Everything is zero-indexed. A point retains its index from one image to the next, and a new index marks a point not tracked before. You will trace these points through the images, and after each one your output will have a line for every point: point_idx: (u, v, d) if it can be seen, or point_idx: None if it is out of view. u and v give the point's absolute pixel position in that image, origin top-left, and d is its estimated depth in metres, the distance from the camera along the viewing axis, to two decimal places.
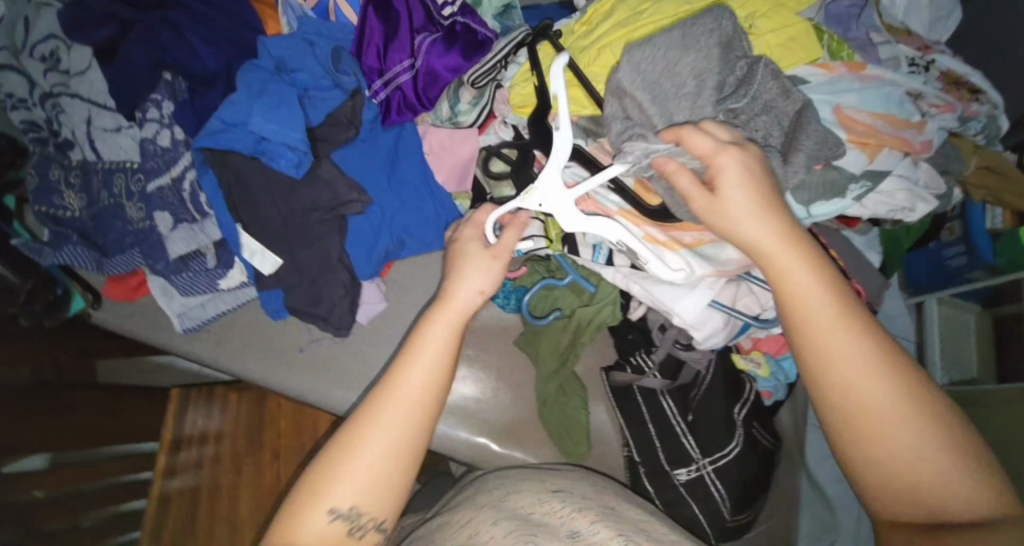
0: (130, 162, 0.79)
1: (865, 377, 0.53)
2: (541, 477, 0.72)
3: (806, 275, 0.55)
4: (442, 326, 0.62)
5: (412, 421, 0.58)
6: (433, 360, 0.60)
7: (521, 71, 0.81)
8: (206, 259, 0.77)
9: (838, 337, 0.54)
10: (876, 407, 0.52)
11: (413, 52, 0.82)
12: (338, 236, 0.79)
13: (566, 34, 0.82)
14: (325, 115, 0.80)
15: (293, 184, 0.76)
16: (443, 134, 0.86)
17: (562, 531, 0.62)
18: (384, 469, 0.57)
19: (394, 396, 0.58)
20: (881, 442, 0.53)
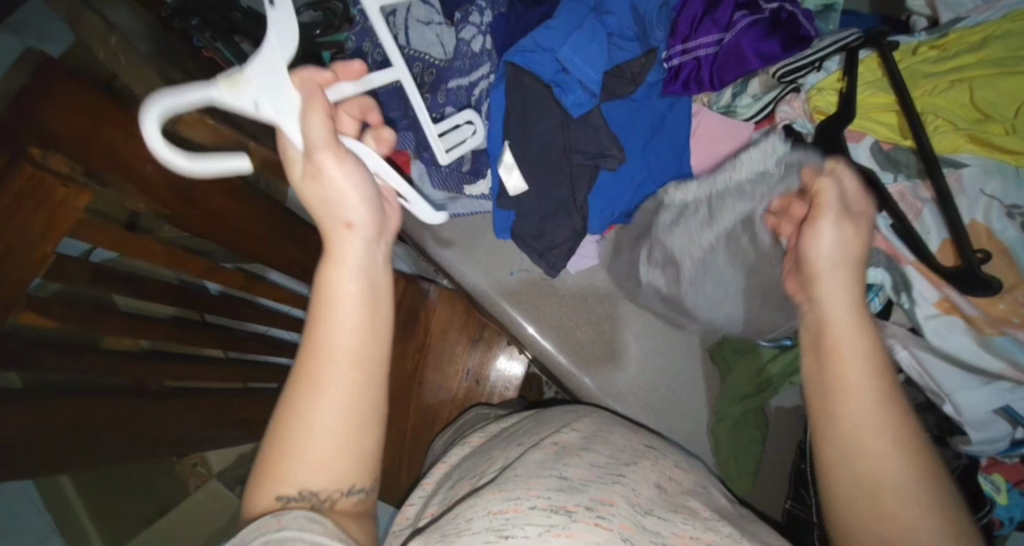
0: (430, 54, 0.86)
1: (891, 451, 0.47)
2: (632, 430, 0.74)
3: (863, 340, 0.50)
4: (347, 268, 0.48)
5: (358, 361, 0.46)
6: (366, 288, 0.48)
7: (829, 79, 0.76)
8: (464, 163, 0.85)
9: (859, 375, 0.48)
10: (886, 479, 0.47)
11: (726, 27, 0.77)
12: (587, 184, 0.80)
13: (907, 52, 0.73)
14: (619, 62, 0.79)
15: (567, 121, 0.78)
16: (714, 119, 0.83)
17: (650, 479, 0.63)
18: (362, 427, 0.46)
19: (331, 344, 0.45)
20: (887, 495, 0.46)
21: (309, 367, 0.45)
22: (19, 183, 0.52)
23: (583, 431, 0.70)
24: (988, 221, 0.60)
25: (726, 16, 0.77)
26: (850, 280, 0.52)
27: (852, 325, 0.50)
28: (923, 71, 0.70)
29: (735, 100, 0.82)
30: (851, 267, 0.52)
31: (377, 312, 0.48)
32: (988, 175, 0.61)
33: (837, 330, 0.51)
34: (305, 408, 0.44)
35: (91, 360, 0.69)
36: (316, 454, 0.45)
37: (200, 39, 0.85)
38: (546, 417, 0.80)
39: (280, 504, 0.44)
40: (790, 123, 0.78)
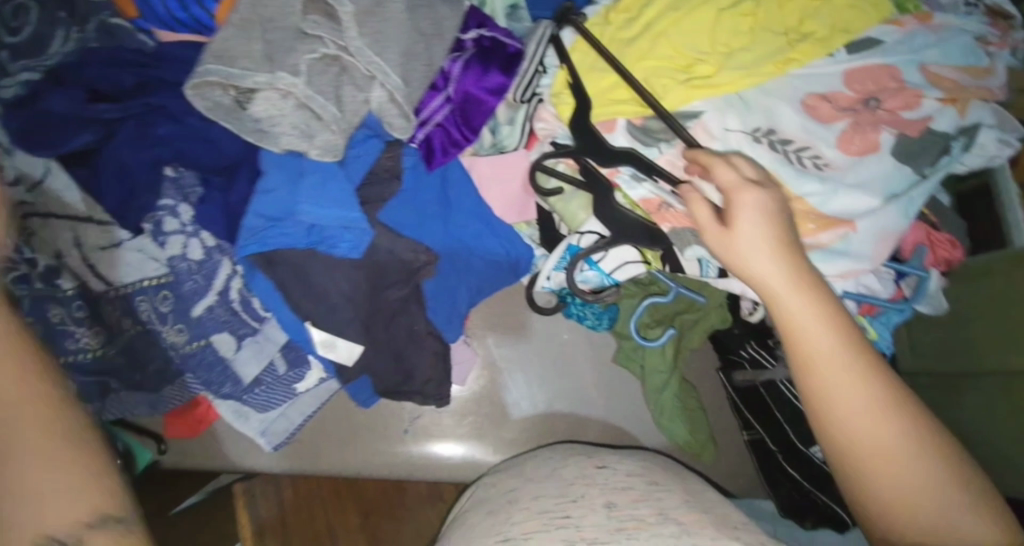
0: (146, 280, 0.66)
1: (877, 410, 0.58)
2: (587, 454, 0.68)
3: (801, 299, 0.60)
4: None
5: (42, 488, 0.41)
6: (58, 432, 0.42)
7: (559, 79, 0.73)
8: (277, 367, 0.70)
9: (861, 399, 0.59)
10: (864, 439, 0.58)
11: (446, 81, 0.73)
12: (417, 306, 0.72)
13: (602, 24, 0.73)
14: (364, 172, 0.69)
15: (356, 265, 0.67)
16: (491, 165, 0.78)
17: (598, 502, 0.59)
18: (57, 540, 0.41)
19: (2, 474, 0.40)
20: (850, 427, 0.59)
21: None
22: None
23: (540, 476, 0.64)
24: (748, 154, 0.65)
25: (439, 72, 0.72)
26: (781, 263, 0.60)
27: (876, 404, 0.58)
28: (626, 38, 0.71)
29: (496, 136, 0.76)
30: (773, 234, 0.60)
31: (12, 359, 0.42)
32: (722, 115, 0.66)
33: (772, 285, 0.61)
34: None
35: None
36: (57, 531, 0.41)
37: None
38: (511, 462, 0.73)
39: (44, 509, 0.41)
40: (555, 137, 0.76)
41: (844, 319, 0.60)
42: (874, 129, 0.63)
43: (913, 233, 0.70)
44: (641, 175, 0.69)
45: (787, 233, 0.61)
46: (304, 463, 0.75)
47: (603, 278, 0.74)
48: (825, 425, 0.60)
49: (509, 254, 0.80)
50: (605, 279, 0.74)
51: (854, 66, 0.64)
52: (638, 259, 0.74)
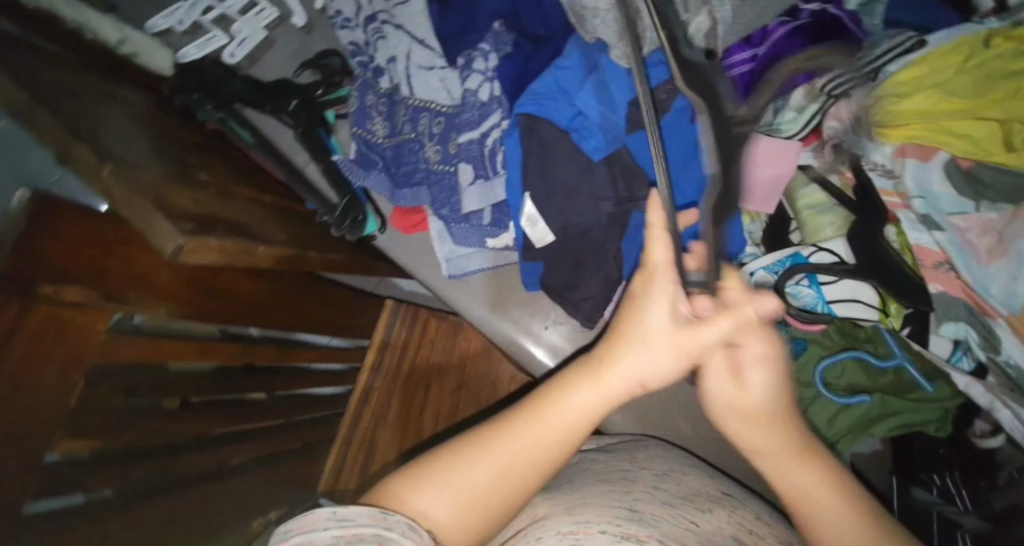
0: (436, 101, 0.80)
1: (798, 464, 0.55)
2: (705, 472, 0.66)
3: (724, 382, 0.55)
4: (591, 397, 0.54)
5: (565, 446, 0.53)
6: (589, 407, 0.53)
7: (892, 84, 0.65)
8: (484, 215, 0.79)
9: (835, 508, 0.53)
10: (815, 497, 0.54)
11: (762, 41, 0.70)
12: (619, 230, 0.73)
13: (971, 46, 0.63)
14: (640, 93, 0.72)
15: (591, 164, 0.72)
16: (756, 141, 0.73)
17: (713, 528, 0.54)
18: (557, 451, 0.53)
19: (563, 408, 0.53)
20: (823, 516, 0.53)
21: (531, 414, 0.54)
22: (38, 323, 0.51)
23: (653, 468, 0.63)
24: None
25: (761, 29, 0.70)
26: (773, 366, 0.54)
27: (817, 490, 0.54)
28: (1001, 68, 0.61)
29: (778, 116, 0.72)
30: (773, 421, 0.55)
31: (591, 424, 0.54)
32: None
33: (765, 414, 0.55)
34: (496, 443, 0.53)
35: (140, 468, 0.68)
36: (507, 465, 0.52)
37: (201, 115, 0.82)
38: (612, 447, 0.71)
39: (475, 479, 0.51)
40: (840, 141, 0.70)
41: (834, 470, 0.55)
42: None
43: None
44: (934, 221, 0.59)
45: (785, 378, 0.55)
46: (457, 302, 0.84)
47: (819, 302, 0.66)
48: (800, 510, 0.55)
49: None
50: (820, 304, 0.66)
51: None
52: (874, 305, 0.64)
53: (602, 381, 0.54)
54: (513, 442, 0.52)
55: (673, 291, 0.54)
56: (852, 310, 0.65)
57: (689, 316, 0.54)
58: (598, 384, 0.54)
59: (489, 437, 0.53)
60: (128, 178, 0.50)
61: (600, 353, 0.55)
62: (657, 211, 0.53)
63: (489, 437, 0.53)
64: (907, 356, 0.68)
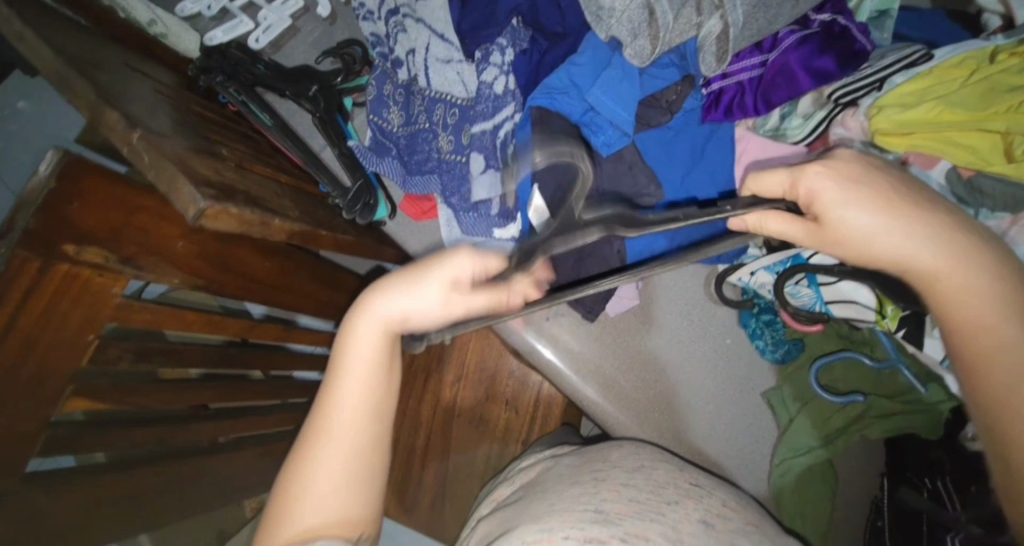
0: (452, 94, 0.84)
1: (977, 311, 0.50)
2: (676, 466, 0.65)
3: (919, 242, 0.50)
4: (365, 341, 0.57)
5: (360, 423, 0.56)
6: (369, 377, 0.57)
7: (894, 95, 0.68)
8: (491, 206, 0.80)
9: (1007, 325, 0.50)
10: (996, 333, 0.50)
11: (771, 48, 0.73)
12: (624, 225, 0.75)
13: (979, 61, 0.65)
14: (650, 93, 0.74)
15: (598, 159, 0.74)
16: (760, 145, 0.77)
17: (691, 515, 0.54)
18: (353, 453, 0.55)
19: (332, 409, 0.56)
20: (982, 341, 0.51)
21: (318, 434, 0.55)
22: (56, 281, 0.53)
23: (624, 465, 0.63)
24: None
25: (771, 36, 0.72)
26: (919, 219, 0.50)
27: (975, 277, 0.50)
28: (1007, 82, 0.62)
29: (783, 121, 0.75)
30: (943, 246, 0.50)
31: (384, 367, 0.57)
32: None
33: (937, 278, 0.50)
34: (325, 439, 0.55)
35: (136, 433, 0.70)
36: (323, 492, 0.54)
37: (223, 95, 0.85)
38: (595, 447, 0.72)
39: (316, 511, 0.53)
40: (846, 147, 0.71)
41: (942, 228, 0.50)
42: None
43: None
44: None
45: (906, 191, 0.52)
46: None
47: (816, 303, 0.69)
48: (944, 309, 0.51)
49: None
50: (819, 304, 0.67)
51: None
52: (869, 306, 0.65)
53: (383, 335, 0.57)
54: (311, 457, 0.55)
55: (443, 269, 0.56)
56: (850, 312, 0.67)
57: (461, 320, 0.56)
58: (354, 338, 0.57)
59: (314, 442, 0.55)
60: (153, 143, 0.52)
61: (353, 314, 0.58)
62: (454, 246, 0.57)
63: (308, 449, 0.55)
64: (903, 359, 0.70)
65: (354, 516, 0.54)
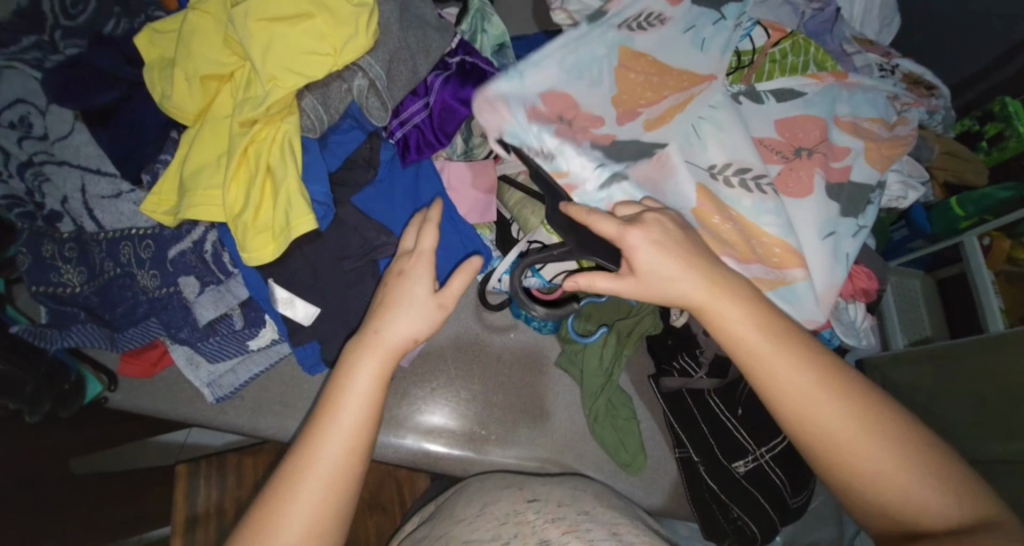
0: (136, 228, 0.73)
1: (817, 400, 0.57)
2: (518, 488, 0.68)
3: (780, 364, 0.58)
4: (371, 367, 0.59)
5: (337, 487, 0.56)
6: (364, 398, 0.58)
7: None
8: (234, 320, 0.75)
9: (801, 378, 0.58)
10: (834, 428, 0.57)
11: (426, 91, 0.83)
12: (373, 281, 0.76)
13: None
14: (343, 159, 0.78)
15: (319, 233, 0.74)
16: (460, 168, 0.87)
17: (531, 538, 0.57)
18: (332, 485, 0.56)
19: (313, 468, 0.56)
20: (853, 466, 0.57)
21: (284, 491, 0.55)
22: None
23: (467, 515, 0.63)
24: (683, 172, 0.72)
25: (422, 83, 0.82)
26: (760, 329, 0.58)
27: (785, 374, 0.58)
28: None
29: (468, 144, 0.86)
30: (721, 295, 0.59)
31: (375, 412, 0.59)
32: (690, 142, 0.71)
33: (803, 403, 0.58)
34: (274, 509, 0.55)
35: None
36: (289, 545, 0.54)
37: None
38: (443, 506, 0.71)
39: None
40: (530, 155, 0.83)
41: (740, 296, 0.60)
42: (808, 173, 0.71)
43: None
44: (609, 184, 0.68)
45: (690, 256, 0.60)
46: (242, 420, 0.77)
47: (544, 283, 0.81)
48: (754, 365, 0.58)
49: (470, 250, 0.85)
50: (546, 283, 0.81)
51: (795, 124, 0.74)
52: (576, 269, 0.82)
53: (376, 349, 0.59)
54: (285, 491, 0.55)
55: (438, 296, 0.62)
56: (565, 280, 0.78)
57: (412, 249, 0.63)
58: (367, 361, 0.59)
59: (283, 493, 0.55)
60: None
61: (367, 330, 0.61)
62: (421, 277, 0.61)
63: (262, 520, 0.55)
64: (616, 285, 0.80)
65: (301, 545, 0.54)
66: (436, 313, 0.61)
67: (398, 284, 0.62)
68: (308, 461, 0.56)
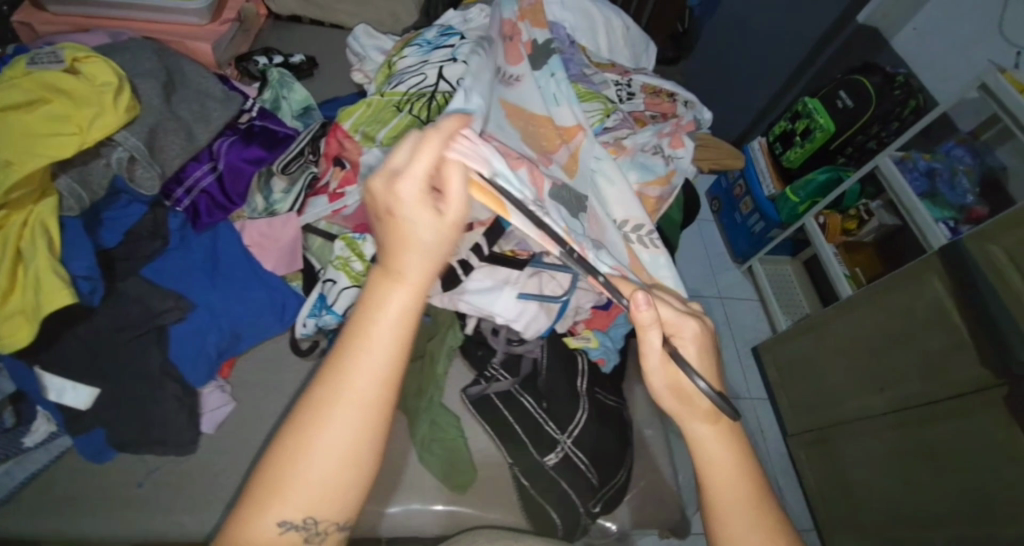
0: None
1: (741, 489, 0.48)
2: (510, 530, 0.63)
3: (717, 445, 0.49)
4: (394, 308, 0.44)
5: (371, 426, 0.42)
6: (401, 335, 0.43)
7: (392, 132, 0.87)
8: (2, 420, 0.69)
9: (732, 490, 0.48)
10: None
11: (212, 157, 0.86)
12: (158, 349, 0.74)
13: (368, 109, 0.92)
14: (122, 233, 0.78)
15: (90, 310, 0.72)
16: (262, 224, 0.87)
17: None
18: (349, 460, 0.41)
19: (346, 392, 0.42)
20: None
21: (299, 448, 0.41)
22: None
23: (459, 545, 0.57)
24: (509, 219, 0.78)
25: (205, 150, 0.85)
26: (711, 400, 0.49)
27: (720, 451, 0.49)
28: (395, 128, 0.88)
29: (269, 200, 0.88)
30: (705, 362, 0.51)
31: (410, 349, 0.44)
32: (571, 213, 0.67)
33: (726, 495, 0.48)
34: (284, 460, 0.41)
35: None
36: (306, 493, 0.41)
37: None
38: None
39: (275, 538, 0.41)
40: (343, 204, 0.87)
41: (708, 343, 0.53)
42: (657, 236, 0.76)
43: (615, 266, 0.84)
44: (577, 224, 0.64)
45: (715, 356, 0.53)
46: (20, 530, 0.69)
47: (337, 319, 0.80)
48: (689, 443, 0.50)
49: (277, 301, 0.85)
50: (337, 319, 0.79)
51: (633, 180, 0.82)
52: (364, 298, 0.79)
53: (405, 277, 0.44)
54: (288, 449, 0.41)
55: (433, 196, 0.43)
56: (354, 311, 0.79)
57: (399, 153, 0.43)
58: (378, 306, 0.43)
59: (298, 430, 0.41)
60: None
61: (387, 255, 0.44)
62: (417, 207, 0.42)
63: (279, 475, 0.41)
64: None
65: (315, 506, 0.41)
66: (396, 274, 0.44)
67: (388, 220, 0.43)
68: (341, 385, 0.42)
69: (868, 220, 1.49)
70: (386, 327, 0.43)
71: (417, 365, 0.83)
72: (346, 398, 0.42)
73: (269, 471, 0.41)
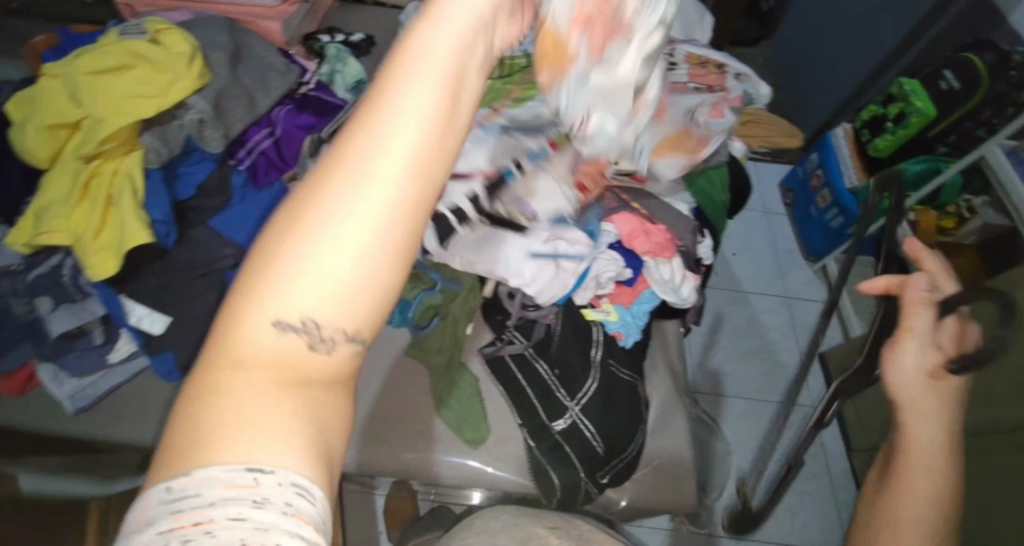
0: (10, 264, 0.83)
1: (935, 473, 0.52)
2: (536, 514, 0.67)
3: (930, 426, 0.52)
4: (424, 72, 0.32)
5: (416, 195, 0.31)
6: (444, 110, 0.32)
7: None
8: (94, 337, 0.82)
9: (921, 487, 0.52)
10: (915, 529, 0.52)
11: (272, 122, 0.95)
12: (217, 290, 0.84)
13: None
14: (193, 187, 0.89)
15: (165, 251, 0.84)
16: None
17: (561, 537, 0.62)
18: (376, 236, 0.29)
19: (359, 146, 0.30)
20: None
21: (292, 231, 0.29)
22: None
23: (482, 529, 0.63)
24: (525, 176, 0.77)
25: (266, 116, 0.95)
26: (930, 420, 0.52)
27: (931, 441, 0.52)
28: None
29: (319, 164, 0.96)
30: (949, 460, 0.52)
31: (463, 127, 0.33)
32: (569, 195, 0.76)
33: (914, 468, 0.52)
34: (301, 215, 0.29)
35: None
36: (321, 274, 0.29)
37: None
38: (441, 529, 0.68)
39: (272, 339, 0.29)
40: None
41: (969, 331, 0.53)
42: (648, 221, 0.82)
43: (626, 222, 0.80)
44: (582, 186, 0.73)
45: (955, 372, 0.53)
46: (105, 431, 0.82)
47: None
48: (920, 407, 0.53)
49: None
50: None
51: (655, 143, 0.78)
52: None
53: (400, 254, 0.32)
54: (300, 207, 0.30)
55: None
56: None
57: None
58: (412, 53, 0.32)
59: (311, 194, 0.30)
60: None
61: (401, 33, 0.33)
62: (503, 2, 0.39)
63: (261, 265, 0.29)
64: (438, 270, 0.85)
65: (338, 296, 0.29)
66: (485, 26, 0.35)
67: None
68: (342, 149, 0.30)
69: (971, 219, 1.31)
70: (432, 69, 0.32)
71: (439, 324, 0.86)
72: (359, 181, 0.30)
73: (267, 245, 0.29)
